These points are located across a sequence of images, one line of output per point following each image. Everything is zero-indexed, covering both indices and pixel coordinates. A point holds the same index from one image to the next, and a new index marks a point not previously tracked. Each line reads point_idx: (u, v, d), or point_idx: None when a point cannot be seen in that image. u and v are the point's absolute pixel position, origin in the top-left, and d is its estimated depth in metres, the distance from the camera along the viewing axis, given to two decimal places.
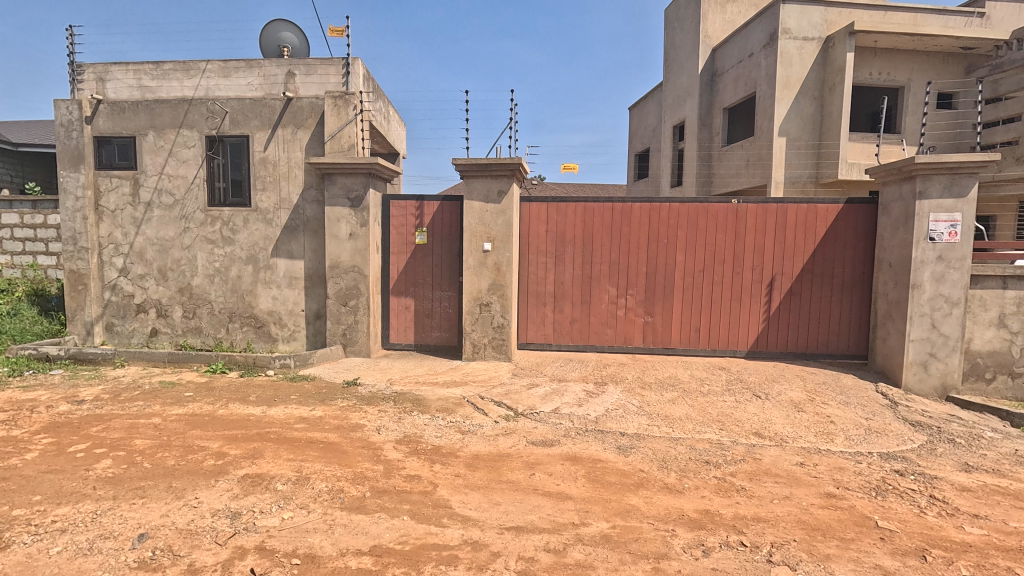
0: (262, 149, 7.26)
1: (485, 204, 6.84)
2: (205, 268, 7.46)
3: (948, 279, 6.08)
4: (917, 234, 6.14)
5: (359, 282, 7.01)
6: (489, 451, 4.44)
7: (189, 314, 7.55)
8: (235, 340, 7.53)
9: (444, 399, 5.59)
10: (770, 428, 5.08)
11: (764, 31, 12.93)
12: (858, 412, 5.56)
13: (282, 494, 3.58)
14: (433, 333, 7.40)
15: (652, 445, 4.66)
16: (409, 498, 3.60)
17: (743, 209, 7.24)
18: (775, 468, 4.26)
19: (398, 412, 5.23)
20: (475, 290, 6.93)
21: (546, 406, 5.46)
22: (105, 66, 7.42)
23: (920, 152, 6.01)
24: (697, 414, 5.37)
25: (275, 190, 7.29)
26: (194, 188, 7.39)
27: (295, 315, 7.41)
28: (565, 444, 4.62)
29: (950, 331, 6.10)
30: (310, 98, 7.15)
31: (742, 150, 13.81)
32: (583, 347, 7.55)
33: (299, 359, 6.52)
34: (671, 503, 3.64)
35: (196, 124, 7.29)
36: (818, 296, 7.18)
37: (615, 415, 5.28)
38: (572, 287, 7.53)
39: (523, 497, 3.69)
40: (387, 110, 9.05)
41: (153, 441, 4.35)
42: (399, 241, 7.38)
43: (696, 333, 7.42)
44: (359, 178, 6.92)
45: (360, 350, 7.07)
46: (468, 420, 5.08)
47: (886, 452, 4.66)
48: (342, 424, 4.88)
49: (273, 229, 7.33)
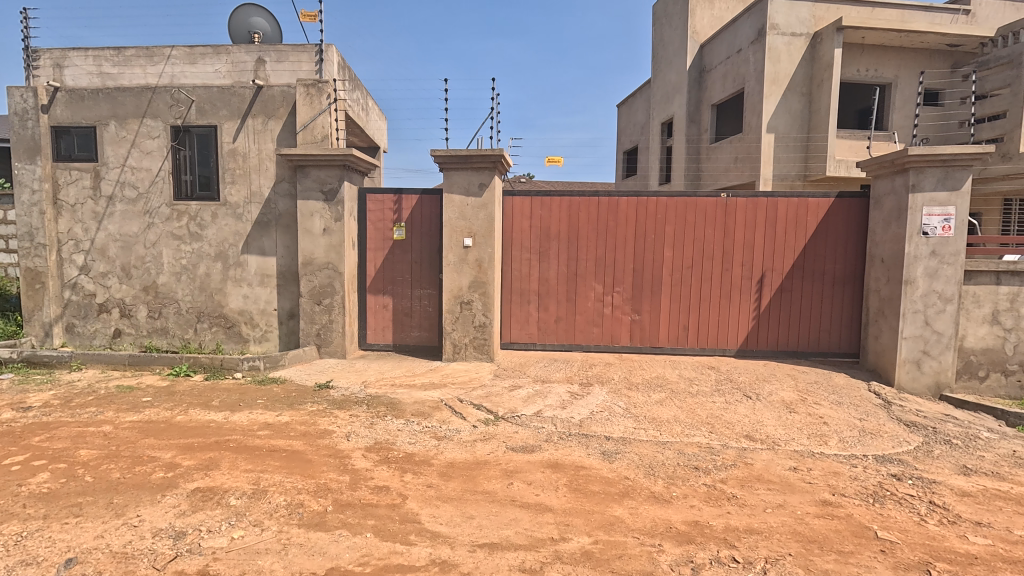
0: (231, 140, 6.90)
1: (466, 197, 6.55)
2: (171, 265, 7.09)
3: (941, 275, 5.91)
4: (911, 228, 5.97)
5: (334, 279, 6.69)
6: (465, 458, 4.16)
7: (155, 314, 7.17)
8: (203, 342, 7.16)
9: (421, 403, 5.30)
10: (762, 430, 4.85)
11: (752, 26, 12.77)
12: (851, 412, 5.36)
13: (234, 510, 3.26)
14: (413, 333, 7.10)
15: (638, 450, 4.41)
16: (374, 513, 3.30)
17: (732, 204, 7.03)
18: (767, 474, 4.04)
19: (371, 417, 4.92)
20: (456, 288, 6.64)
21: (528, 409, 5.19)
22: (63, 52, 7.03)
23: (913, 144, 5.83)
24: (686, 416, 5.13)
25: (245, 183, 6.94)
26: (159, 181, 7.02)
27: (267, 314, 7.06)
28: (547, 450, 4.35)
29: (944, 328, 5.94)
30: (282, 86, 6.80)
31: (731, 147, 13.66)
32: (568, 346, 7.30)
33: (269, 361, 6.17)
34: (658, 514, 3.40)
35: (160, 114, 6.91)
36: (809, 293, 7.00)
37: (601, 418, 5.03)
38: (557, 284, 7.27)
39: (499, 509, 3.41)
40: (365, 102, 8.73)
41: (100, 451, 4.01)
42: (377, 236, 7.07)
43: (685, 332, 7.20)
44: (333, 171, 6.60)
45: (335, 351, 6.75)
46: (445, 425, 4.79)
47: (881, 454, 4.46)
48: (309, 430, 4.56)
49: (243, 224, 6.98)
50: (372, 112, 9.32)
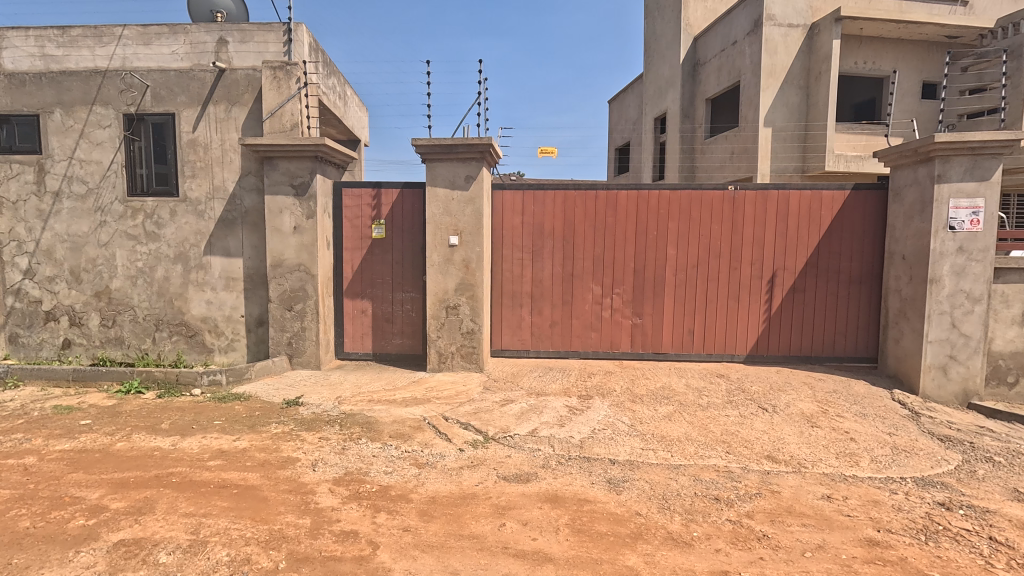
0: (191, 129, 6.25)
1: (450, 191, 5.96)
2: (126, 268, 6.42)
3: (969, 273, 5.44)
4: (936, 222, 5.47)
5: (306, 283, 6.06)
6: (450, 491, 3.58)
7: (108, 322, 6.50)
8: (163, 353, 6.49)
9: (400, 422, 4.68)
10: (785, 450, 4.32)
11: (748, 17, 12.30)
12: (878, 426, 4.85)
13: (161, 571, 2.63)
14: (394, 340, 6.49)
15: (648, 476, 3.86)
16: (336, 570, 2.69)
17: (740, 197, 6.50)
18: (798, 505, 3.49)
19: (343, 440, 4.32)
20: (440, 291, 6.04)
21: (521, 427, 4.60)
22: (1, 32, 6.27)
23: (939, 130, 5.33)
24: (698, 434, 4.58)
25: (207, 177, 6.28)
26: (111, 175, 6.34)
27: (233, 322, 6.40)
28: (544, 479, 3.78)
29: (972, 331, 5.46)
30: (246, 70, 6.15)
31: (727, 141, 13.20)
32: (564, 353, 6.74)
33: (232, 374, 5.52)
34: (679, 562, 2.84)
35: (111, 101, 6.24)
36: (823, 293, 6.50)
37: (603, 438, 4.45)
38: (551, 286, 6.70)
39: (488, 561, 2.83)
40: (342, 91, 8.11)
41: (13, 492, 3.36)
42: (354, 235, 6.46)
43: (690, 337, 6.66)
44: (304, 163, 5.97)
45: (308, 361, 6.13)
46: (428, 450, 4.19)
47: (921, 477, 3.96)
48: (269, 459, 3.94)
49: (205, 223, 6.32)
50: (351, 101, 8.68)
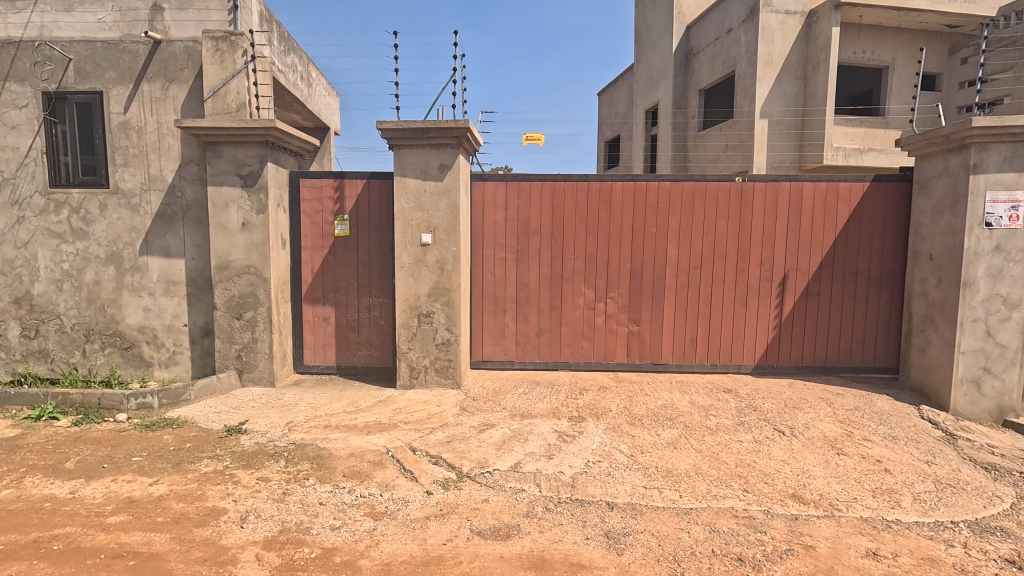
0: (122, 110, 5.42)
1: (422, 181, 5.21)
2: (50, 271, 5.58)
3: (1006, 275, 4.84)
4: (971, 218, 4.84)
5: (257, 287, 5.28)
6: (410, 554, 2.85)
7: (30, 333, 5.66)
8: (94, 368, 5.68)
9: (359, 456, 3.94)
10: (812, 487, 3.65)
11: (743, 3, 11.64)
12: (913, 453, 4.21)
13: None
14: (361, 352, 5.75)
15: (654, 526, 3.17)
16: None
17: (748, 190, 5.84)
18: (841, 568, 2.82)
19: (286, 481, 3.57)
20: (410, 297, 5.30)
21: (502, 461, 3.89)
22: None
23: (975, 114, 4.68)
24: (709, 467, 3.90)
25: (142, 166, 5.46)
26: (29, 164, 5.49)
27: (175, 332, 5.61)
28: (528, 534, 3.06)
29: (1009, 340, 4.85)
30: (185, 41, 5.33)
31: (721, 133, 12.56)
32: (553, 365, 6.05)
33: (166, 396, 4.73)
34: None
35: (27, 76, 5.40)
36: (839, 295, 5.88)
37: (598, 474, 3.76)
38: (539, 289, 6.00)
39: None
40: (303, 71, 7.29)
41: None
42: (313, 233, 5.69)
43: (692, 345, 6.00)
44: (253, 149, 5.17)
45: (260, 377, 5.36)
46: (388, 493, 3.47)
47: (975, 522, 3.32)
48: (188, 512, 3.18)
49: (140, 219, 5.51)
50: (315, 82, 7.87)
